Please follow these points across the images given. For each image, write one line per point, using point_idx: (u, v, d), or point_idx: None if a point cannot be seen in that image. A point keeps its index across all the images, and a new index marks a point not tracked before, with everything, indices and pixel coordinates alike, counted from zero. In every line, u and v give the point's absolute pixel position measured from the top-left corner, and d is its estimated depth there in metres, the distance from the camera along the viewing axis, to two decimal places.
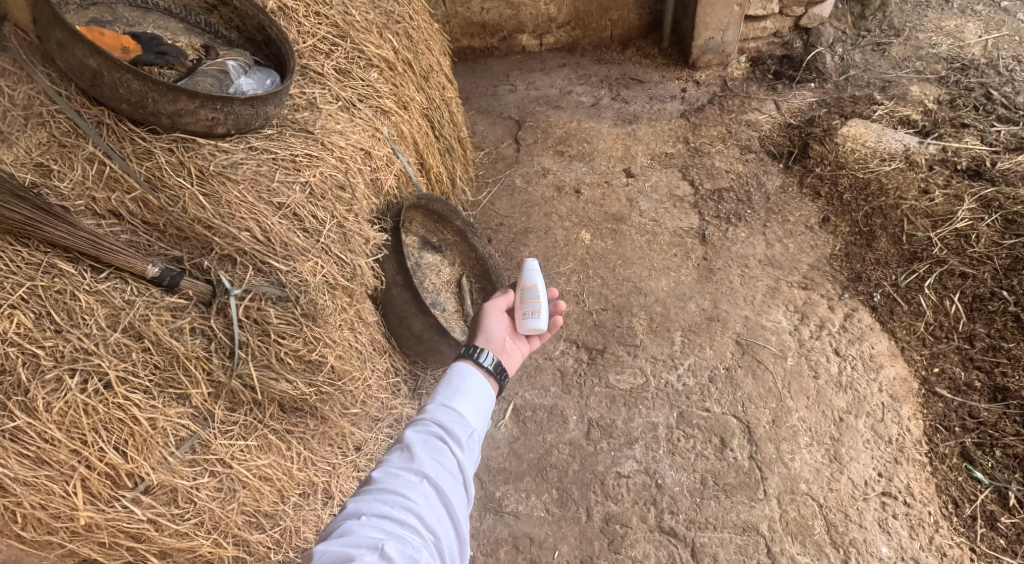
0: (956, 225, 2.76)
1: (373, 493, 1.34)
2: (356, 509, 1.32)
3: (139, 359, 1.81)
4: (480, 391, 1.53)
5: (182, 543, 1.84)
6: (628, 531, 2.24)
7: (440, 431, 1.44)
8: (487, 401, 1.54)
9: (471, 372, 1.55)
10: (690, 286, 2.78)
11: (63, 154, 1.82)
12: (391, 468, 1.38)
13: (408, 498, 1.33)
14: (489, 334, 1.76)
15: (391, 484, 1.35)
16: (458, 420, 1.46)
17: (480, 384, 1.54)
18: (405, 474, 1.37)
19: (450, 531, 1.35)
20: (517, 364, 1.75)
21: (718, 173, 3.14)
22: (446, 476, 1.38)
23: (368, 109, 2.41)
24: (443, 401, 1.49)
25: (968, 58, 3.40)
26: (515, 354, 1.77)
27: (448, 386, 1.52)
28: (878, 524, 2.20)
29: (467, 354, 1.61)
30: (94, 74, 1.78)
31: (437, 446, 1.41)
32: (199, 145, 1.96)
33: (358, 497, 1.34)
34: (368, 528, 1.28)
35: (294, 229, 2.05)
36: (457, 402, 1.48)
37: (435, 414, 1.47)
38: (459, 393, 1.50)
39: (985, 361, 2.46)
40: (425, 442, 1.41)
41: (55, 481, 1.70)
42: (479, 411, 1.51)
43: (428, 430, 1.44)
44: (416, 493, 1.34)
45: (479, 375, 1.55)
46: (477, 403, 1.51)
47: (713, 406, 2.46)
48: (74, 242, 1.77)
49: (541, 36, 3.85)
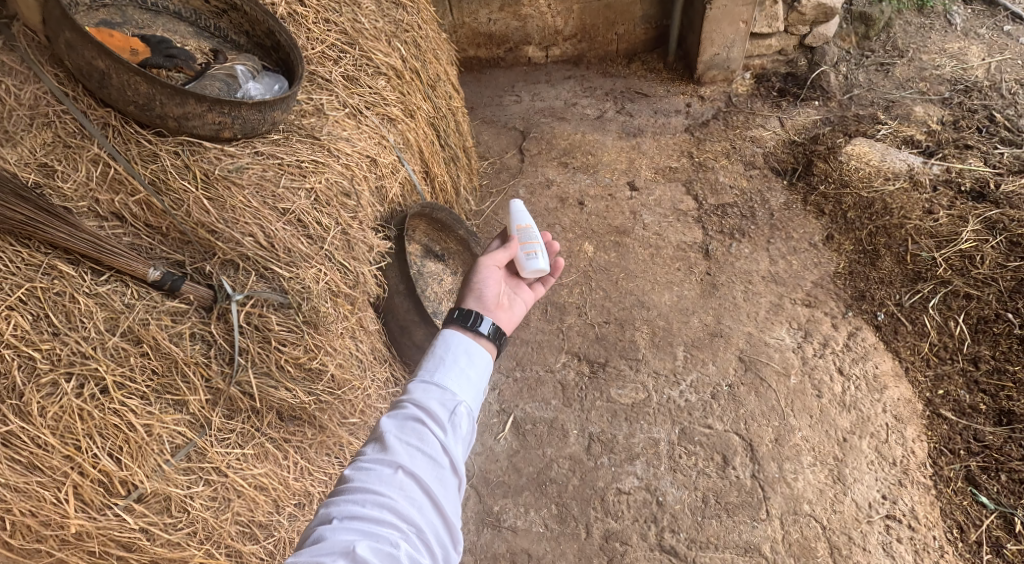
0: (960, 246, 2.75)
1: (345, 493, 1.29)
2: (327, 512, 1.27)
3: (137, 364, 1.77)
4: (463, 365, 1.46)
5: (174, 553, 1.79)
6: (627, 549, 2.20)
7: (417, 414, 1.38)
8: (479, 370, 1.48)
9: (451, 347, 1.48)
10: (694, 300, 2.76)
11: (68, 155, 1.80)
12: (364, 463, 1.32)
13: (383, 492, 1.27)
14: (480, 292, 1.68)
15: (365, 480, 1.29)
16: (437, 398, 1.40)
17: (462, 356, 1.47)
18: (379, 468, 1.31)
19: (434, 520, 1.29)
20: (517, 319, 1.69)
21: (721, 189, 3.14)
22: (426, 462, 1.33)
23: (375, 116, 2.40)
24: (421, 383, 1.43)
25: (972, 80, 3.42)
26: (513, 309, 1.71)
27: (430, 364, 1.46)
28: (883, 548, 2.16)
29: (457, 318, 1.55)
30: (102, 75, 1.76)
31: (415, 430, 1.36)
32: (205, 148, 1.95)
33: (331, 499, 1.29)
34: (340, 531, 1.22)
35: (298, 235, 2.03)
36: (436, 381, 1.42)
37: (413, 397, 1.41)
38: (437, 372, 1.44)
39: (990, 385, 2.44)
40: (401, 429, 1.36)
41: (47, 488, 1.64)
42: (464, 386, 1.44)
43: (404, 415, 1.38)
44: (391, 487, 1.28)
45: (460, 349, 1.48)
46: (460, 378, 1.44)
47: (715, 423, 2.43)
48: (75, 243, 1.74)
49: (547, 48, 3.87)
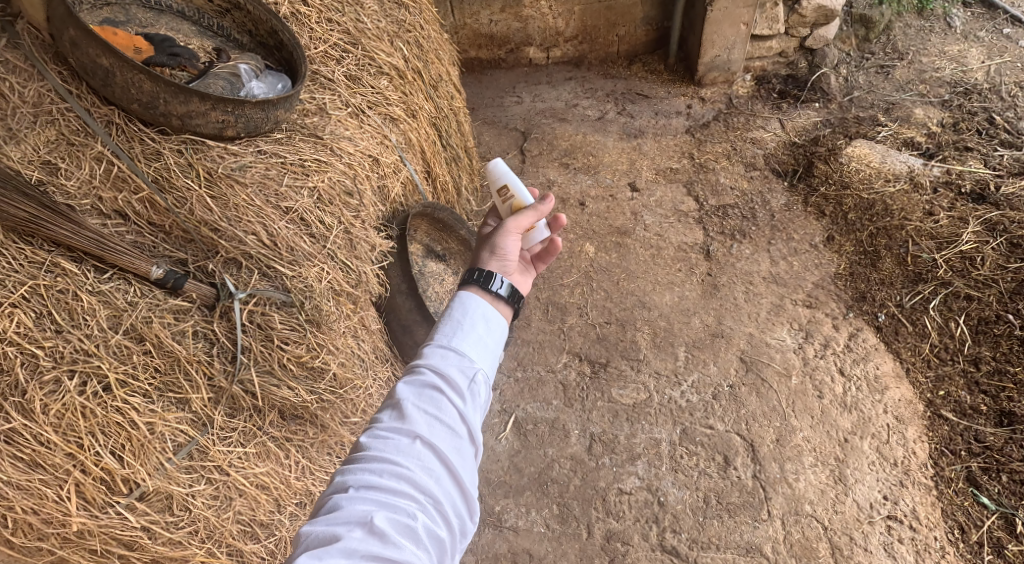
0: (961, 247, 2.76)
1: (362, 461, 1.28)
2: (344, 481, 1.26)
3: (139, 361, 1.78)
4: (482, 332, 1.44)
5: (175, 552, 1.79)
6: (629, 550, 2.20)
7: (435, 382, 1.35)
8: (495, 337, 1.46)
9: (469, 312, 1.45)
10: (695, 301, 2.76)
11: (72, 153, 1.80)
12: (381, 432, 1.31)
13: (400, 461, 1.27)
14: (505, 255, 1.57)
15: (382, 449, 1.28)
16: (455, 365, 1.37)
17: (480, 322, 1.44)
18: (396, 438, 1.30)
19: (452, 490, 1.28)
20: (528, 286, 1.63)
21: (722, 190, 3.14)
22: (443, 432, 1.31)
23: (377, 116, 2.41)
24: (440, 349, 1.40)
25: (971, 82, 3.43)
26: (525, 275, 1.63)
27: (448, 329, 1.43)
28: (884, 548, 2.16)
29: (474, 279, 1.51)
30: (106, 73, 1.77)
31: (432, 399, 1.34)
32: (208, 147, 1.95)
33: (348, 467, 1.28)
34: (356, 501, 1.22)
35: (300, 233, 2.03)
36: (455, 348, 1.40)
37: (431, 363, 1.38)
38: (457, 338, 1.41)
39: (991, 386, 2.44)
40: (419, 397, 1.34)
41: (48, 485, 1.64)
42: (482, 353, 1.42)
43: (422, 382, 1.36)
44: (409, 457, 1.27)
45: (480, 316, 1.45)
46: (478, 345, 1.42)
47: (716, 423, 2.43)
48: (79, 241, 1.74)
49: (548, 50, 3.89)
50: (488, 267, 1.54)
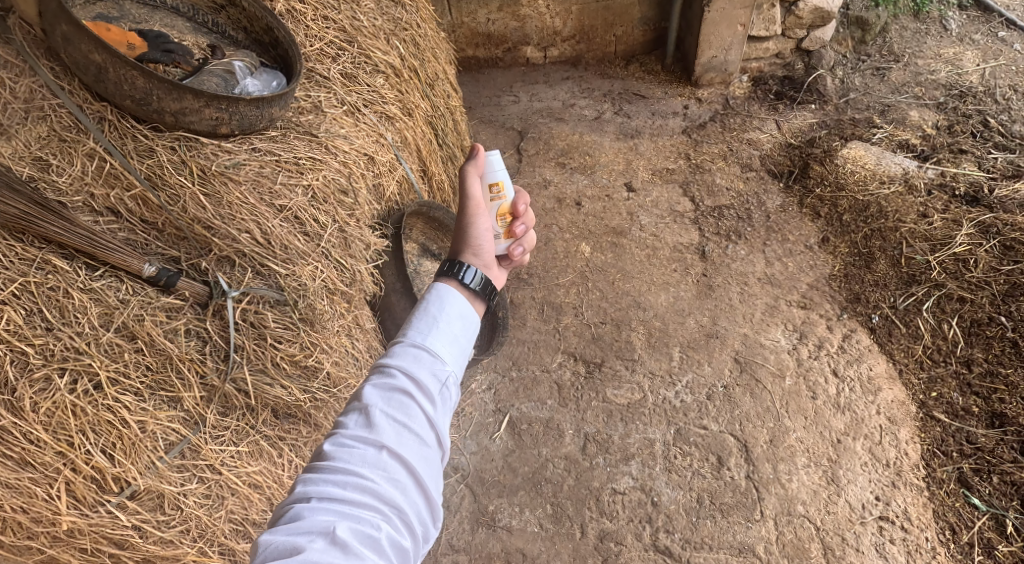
0: (955, 249, 2.77)
1: (324, 470, 1.26)
2: (305, 490, 1.24)
3: (131, 360, 1.77)
4: (453, 334, 1.45)
5: (166, 551, 1.78)
6: (622, 549, 2.21)
7: (404, 385, 1.35)
8: (466, 337, 1.47)
9: (442, 311, 1.46)
10: (689, 302, 2.77)
11: (63, 149, 1.80)
12: (345, 440, 1.29)
13: (365, 472, 1.25)
14: (478, 245, 1.65)
15: (346, 459, 1.27)
16: (427, 369, 1.37)
17: (452, 323, 1.45)
18: (361, 446, 1.28)
19: (417, 499, 1.28)
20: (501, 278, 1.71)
21: (718, 191, 3.15)
22: (411, 441, 1.30)
23: (373, 114, 2.40)
24: (411, 350, 1.40)
25: (966, 85, 3.44)
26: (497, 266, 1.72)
27: (419, 330, 1.43)
28: (875, 548, 2.17)
29: (449, 272, 1.56)
30: (99, 69, 1.75)
31: (401, 404, 1.33)
32: (202, 144, 1.94)
33: (310, 475, 1.26)
34: (318, 512, 1.21)
35: (295, 232, 2.03)
36: (427, 349, 1.40)
37: (402, 367, 1.37)
38: (429, 338, 1.42)
39: (983, 388, 2.45)
40: (387, 403, 1.33)
41: (38, 484, 1.63)
42: (453, 355, 1.42)
43: (390, 386, 1.35)
44: (374, 467, 1.26)
45: (454, 317, 1.46)
46: (449, 347, 1.43)
47: (710, 423, 2.44)
48: (70, 237, 1.74)
49: (545, 49, 3.88)
50: (463, 261, 1.60)
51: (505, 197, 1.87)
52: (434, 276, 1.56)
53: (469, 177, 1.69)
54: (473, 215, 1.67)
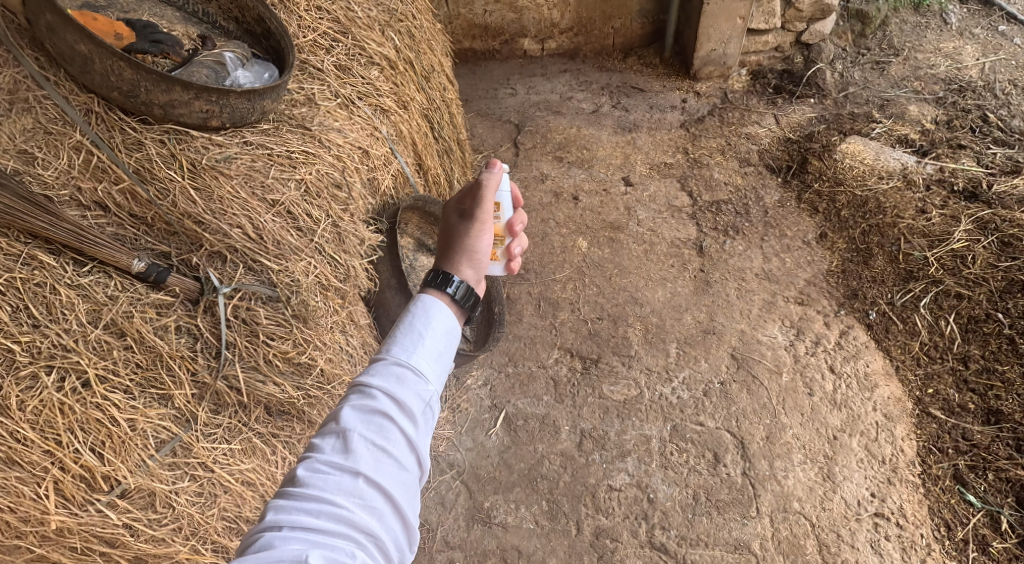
0: (953, 245, 2.76)
1: (297, 497, 1.24)
2: (276, 519, 1.22)
3: (120, 357, 1.75)
4: (437, 352, 1.42)
5: (158, 549, 1.76)
6: (618, 546, 2.20)
7: (384, 407, 1.33)
8: (450, 353, 1.45)
9: (428, 327, 1.43)
10: (687, 297, 2.75)
11: (49, 142, 1.77)
12: (320, 465, 1.27)
13: (340, 500, 1.24)
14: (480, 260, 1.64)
15: (321, 486, 1.24)
16: (409, 390, 1.35)
17: (438, 339, 1.43)
18: (336, 473, 1.26)
19: (393, 525, 1.27)
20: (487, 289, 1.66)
21: (716, 185, 3.13)
22: (389, 466, 1.29)
23: (368, 107, 2.36)
24: (393, 368, 1.37)
25: (966, 80, 3.42)
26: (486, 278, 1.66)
27: (402, 346, 1.40)
28: (870, 545, 2.17)
29: (437, 285, 1.51)
30: (85, 60, 1.72)
31: (380, 428, 1.31)
32: (192, 137, 1.91)
33: (283, 503, 1.24)
34: (290, 541, 1.18)
35: (287, 227, 2.00)
36: (409, 368, 1.37)
37: (382, 388, 1.35)
38: (413, 356, 1.39)
39: (979, 384, 2.45)
40: (365, 426, 1.31)
41: (26, 483, 1.61)
42: (437, 374, 1.40)
43: (370, 408, 1.32)
44: (349, 495, 1.24)
45: (439, 333, 1.44)
46: (433, 365, 1.40)
47: (707, 420, 2.43)
48: (57, 233, 1.71)
49: (543, 41, 3.84)
50: (454, 272, 1.56)
51: (501, 218, 1.86)
52: (419, 287, 1.52)
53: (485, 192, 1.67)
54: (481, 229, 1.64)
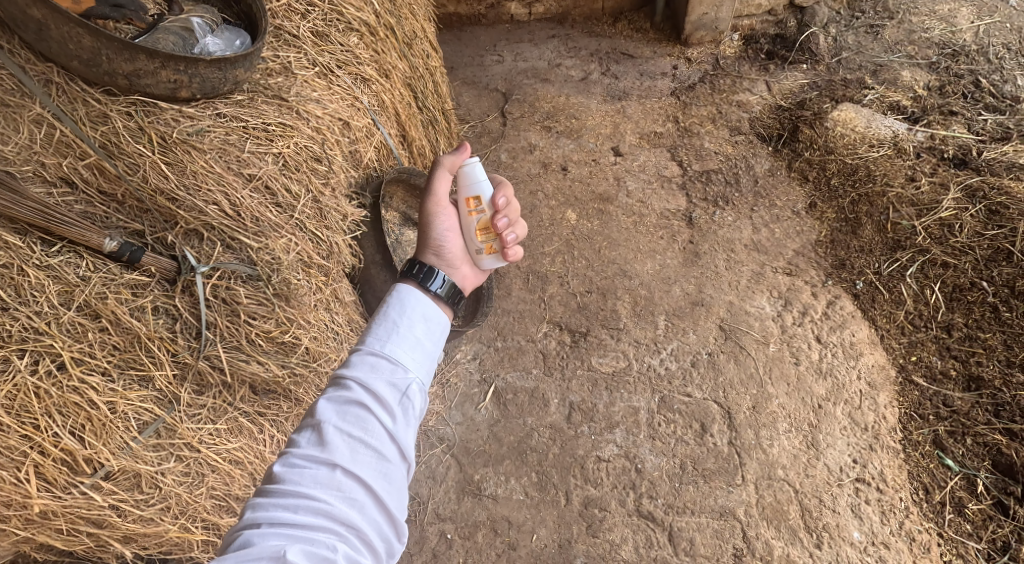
0: (941, 214, 2.75)
1: (275, 494, 1.24)
2: (255, 515, 1.22)
3: (96, 339, 1.72)
4: (415, 340, 1.41)
5: (148, 528, 1.81)
6: (605, 515, 2.24)
7: (360, 398, 1.32)
8: (430, 340, 1.43)
9: (403, 315, 1.42)
10: (675, 270, 2.74)
11: (7, 115, 1.68)
12: (296, 460, 1.27)
13: (318, 493, 1.23)
14: (439, 247, 1.68)
15: (297, 480, 1.24)
16: (386, 378, 1.34)
17: (414, 326, 1.42)
18: (314, 467, 1.26)
19: (376, 515, 1.26)
20: (464, 280, 1.69)
21: (706, 154, 3.09)
22: (367, 456, 1.28)
23: (347, 76, 2.28)
24: (369, 356, 1.37)
25: (959, 44, 3.36)
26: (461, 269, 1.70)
27: (378, 334, 1.40)
28: (851, 509, 2.23)
29: (414, 277, 1.51)
30: (40, 26, 1.62)
31: (357, 418, 1.30)
32: (161, 109, 1.83)
33: (261, 499, 1.24)
34: (269, 536, 1.18)
35: (266, 203, 1.95)
36: (386, 354, 1.37)
37: (358, 380, 1.34)
38: (391, 343, 1.39)
39: (962, 351, 2.47)
40: (341, 418, 1.30)
41: (6, 468, 1.62)
42: (416, 361, 1.39)
43: (346, 400, 1.32)
44: (328, 488, 1.24)
45: (416, 319, 1.43)
46: (412, 353, 1.39)
47: (694, 391, 2.45)
48: (21, 212, 1.65)
49: (530, 5, 3.73)
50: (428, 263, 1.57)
51: (485, 211, 1.76)
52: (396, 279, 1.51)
53: (437, 173, 1.70)
54: (435, 212, 1.68)
